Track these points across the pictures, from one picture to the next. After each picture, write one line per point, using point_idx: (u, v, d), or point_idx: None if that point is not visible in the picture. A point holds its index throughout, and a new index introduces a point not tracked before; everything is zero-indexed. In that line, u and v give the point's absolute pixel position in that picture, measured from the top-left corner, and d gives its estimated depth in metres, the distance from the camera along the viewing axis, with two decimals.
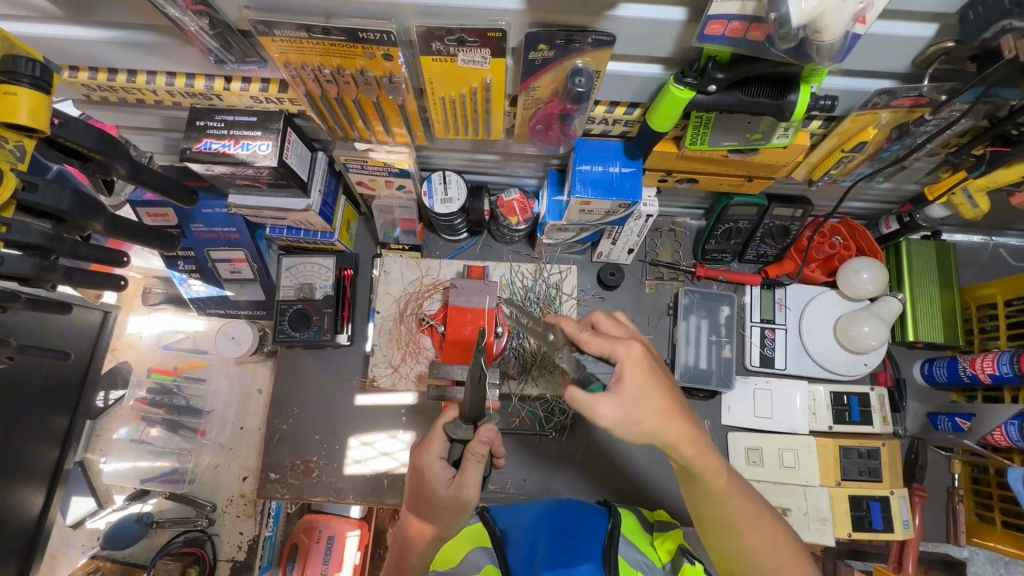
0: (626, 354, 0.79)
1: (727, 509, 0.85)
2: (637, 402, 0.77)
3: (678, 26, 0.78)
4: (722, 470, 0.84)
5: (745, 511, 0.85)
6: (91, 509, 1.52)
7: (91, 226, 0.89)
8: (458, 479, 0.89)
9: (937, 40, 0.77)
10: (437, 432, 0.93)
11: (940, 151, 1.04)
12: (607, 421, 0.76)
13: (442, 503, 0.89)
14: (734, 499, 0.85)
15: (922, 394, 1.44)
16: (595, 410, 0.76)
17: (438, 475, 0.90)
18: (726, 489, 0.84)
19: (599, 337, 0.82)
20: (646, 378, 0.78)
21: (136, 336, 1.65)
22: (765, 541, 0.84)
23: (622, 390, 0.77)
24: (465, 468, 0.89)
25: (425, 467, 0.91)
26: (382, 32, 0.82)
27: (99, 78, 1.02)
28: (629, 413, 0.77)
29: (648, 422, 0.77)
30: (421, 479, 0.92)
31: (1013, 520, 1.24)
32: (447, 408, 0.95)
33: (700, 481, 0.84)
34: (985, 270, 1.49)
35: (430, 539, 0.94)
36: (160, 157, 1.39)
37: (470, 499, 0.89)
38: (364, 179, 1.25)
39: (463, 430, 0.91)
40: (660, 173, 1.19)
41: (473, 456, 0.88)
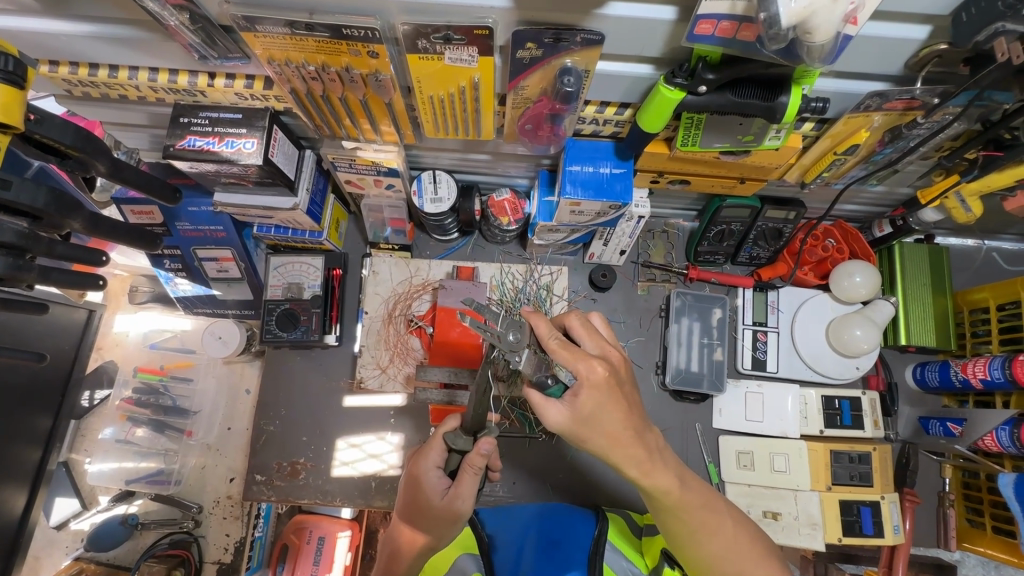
0: (587, 374, 0.76)
1: (686, 523, 0.86)
2: (587, 423, 0.78)
3: (667, 26, 0.76)
4: (675, 485, 0.83)
5: (705, 523, 0.86)
6: (75, 510, 1.50)
7: (69, 224, 0.87)
8: (453, 489, 0.89)
9: (930, 42, 0.75)
10: (437, 441, 0.92)
11: (933, 154, 1.03)
12: (556, 427, 0.79)
13: (434, 510, 0.89)
14: (693, 513, 0.85)
15: (913, 398, 1.44)
16: (545, 416, 0.79)
17: (433, 483, 0.90)
18: (682, 503, 0.84)
19: (569, 350, 0.77)
20: (603, 401, 0.77)
21: (123, 335, 1.63)
22: (730, 541, 0.87)
23: (577, 409, 0.77)
24: (461, 478, 0.88)
25: (421, 474, 0.91)
26: (365, 29, 0.80)
27: (80, 74, 1.00)
28: (578, 428, 0.78)
29: (593, 440, 0.79)
30: (416, 486, 0.92)
31: (1004, 525, 1.23)
32: (450, 419, 0.95)
33: (657, 500, 0.85)
34: (978, 274, 1.48)
35: (420, 549, 0.92)
36: (146, 154, 1.37)
37: (463, 511, 0.88)
38: (352, 178, 1.23)
39: (462, 440, 0.90)
40: (652, 174, 1.18)
41: (468, 467, 0.88)
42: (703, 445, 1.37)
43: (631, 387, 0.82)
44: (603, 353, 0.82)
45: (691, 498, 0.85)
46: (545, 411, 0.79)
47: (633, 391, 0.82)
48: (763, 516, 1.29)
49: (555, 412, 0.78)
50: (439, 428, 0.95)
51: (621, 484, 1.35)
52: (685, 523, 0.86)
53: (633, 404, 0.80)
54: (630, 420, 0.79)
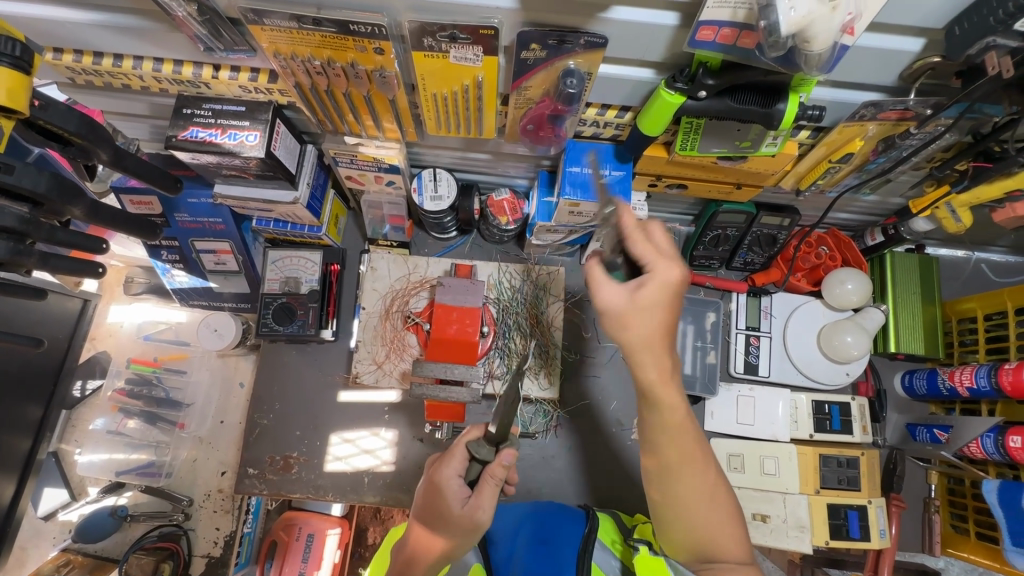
0: (664, 273, 0.77)
1: (667, 454, 0.83)
2: (642, 313, 0.78)
3: (669, 31, 0.78)
4: (679, 417, 0.81)
5: (688, 464, 0.83)
6: (64, 501, 1.49)
7: (70, 211, 0.87)
8: (474, 499, 0.88)
9: (924, 55, 0.78)
10: (459, 449, 0.92)
11: (925, 164, 1.05)
12: (610, 310, 0.79)
13: (454, 519, 0.87)
14: (677, 450, 0.82)
15: (902, 406, 1.46)
16: (600, 292, 0.80)
17: (454, 491, 0.89)
18: (675, 430, 0.82)
19: (651, 245, 0.80)
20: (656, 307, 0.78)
21: (117, 326, 1.62)
22: (707, 495, 0.83)
23: (637, 298, 0.78)
24: (482, 488, 0.89)
25: (443, 481, 0.90)
26: (373, 25, 0.81)
27: (84, 62, 1.00)
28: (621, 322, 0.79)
29: (636, 333, 0.78)
30: (435, 492, 0.91)
31: (988, 532, 1.25)
32: (472, 429, 0.95)
33: (654, 415, 0.82)
34: (966, 284, 1.51)
35: (436, 556, 0.89)
36: (146, 145, 1.37)
37: (483, 522, 0.88)
38: (353, 173, 1.24)
39: (485, 450, 0.90)
40: (650, 177, 1.20)
41: (489, 477, 0.89)
42: None
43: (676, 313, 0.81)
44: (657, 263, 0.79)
45: (686, 433, 0.82)
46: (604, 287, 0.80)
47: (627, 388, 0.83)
48: (752, 518, 1.29)
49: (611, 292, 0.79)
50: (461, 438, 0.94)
51: (613, 484, 1.37)
52: (669, 455, 0.83)
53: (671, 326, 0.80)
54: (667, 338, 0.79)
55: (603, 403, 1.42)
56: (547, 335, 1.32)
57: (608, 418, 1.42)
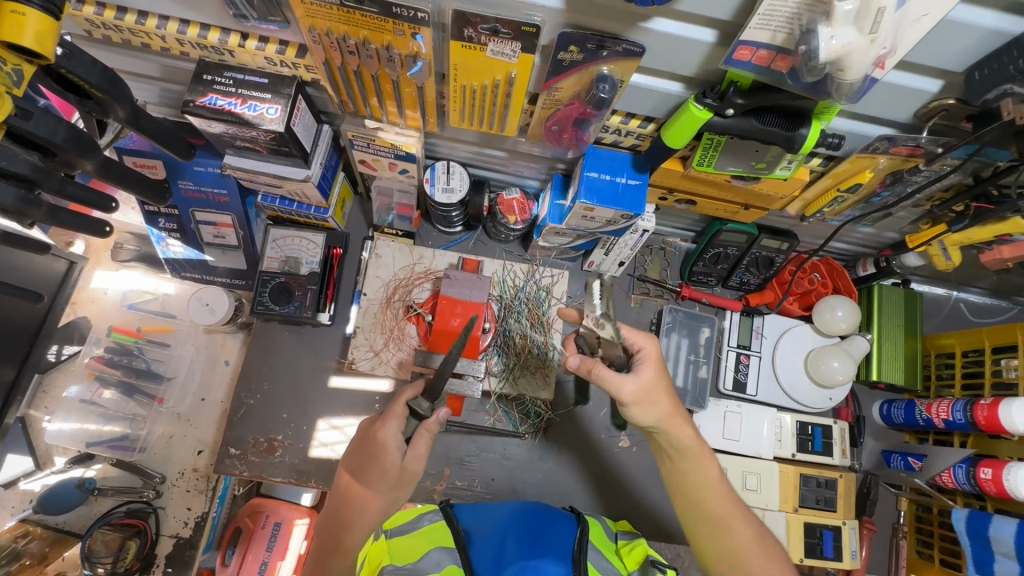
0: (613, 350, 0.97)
1: (707, 502, 0.91)
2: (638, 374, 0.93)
3: (705, 47, 0.80)
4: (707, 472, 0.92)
5: (726, 504, 0.90)
6: (27, 469, 1.42)
7: (81, 164, 0.84)
8: (410, 450, 0.92)
9: (940, 95, 0.82)
10: (399, 407, 0.95)
11: (925, 202, 1.11)
12: (629, 394, 0.91)
13: (392, 473, 0.90)
14: (712, 492, 0.91)
15: (879, 433, 1.51)
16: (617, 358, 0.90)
17: (394, 447, 0.91)
18: (704, 486, 0.92)
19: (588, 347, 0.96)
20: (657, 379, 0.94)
21: (100, 292, 1.57)
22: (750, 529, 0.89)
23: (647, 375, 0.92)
24: (419, 440, 0.93)
25: (385, 436, 0.91)
26: (415, 10, 0.82)
27: (105, 16, 0.97)
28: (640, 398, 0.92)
29: (652, 392, 0.93)
30: (374, 449, 0.91)
31: (952, 559, 1.30)
32: (405, 389, 0.99)
33: (682, 475, 0.93)
34: (946, 321, 1.58)
35: (377, 514, 0.91)
36: (153, 109, 1.33)
37: (418, 472, 0.93)
38: (368, 158, 1.23)
39: (426, 405, 0.95)
40: (661, 190, 1.22)
41: (425, 430, 0.94)
42: None
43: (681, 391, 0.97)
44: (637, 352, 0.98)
45: (711, 485, 0.92)
46: (618, 382, 0.91)
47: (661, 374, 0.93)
48: None
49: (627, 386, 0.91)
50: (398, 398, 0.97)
51: (599, 491, 1.40)
52: (697, 503, 0.91)
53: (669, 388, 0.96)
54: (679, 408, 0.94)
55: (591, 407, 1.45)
56: (546, 337, 1.33)
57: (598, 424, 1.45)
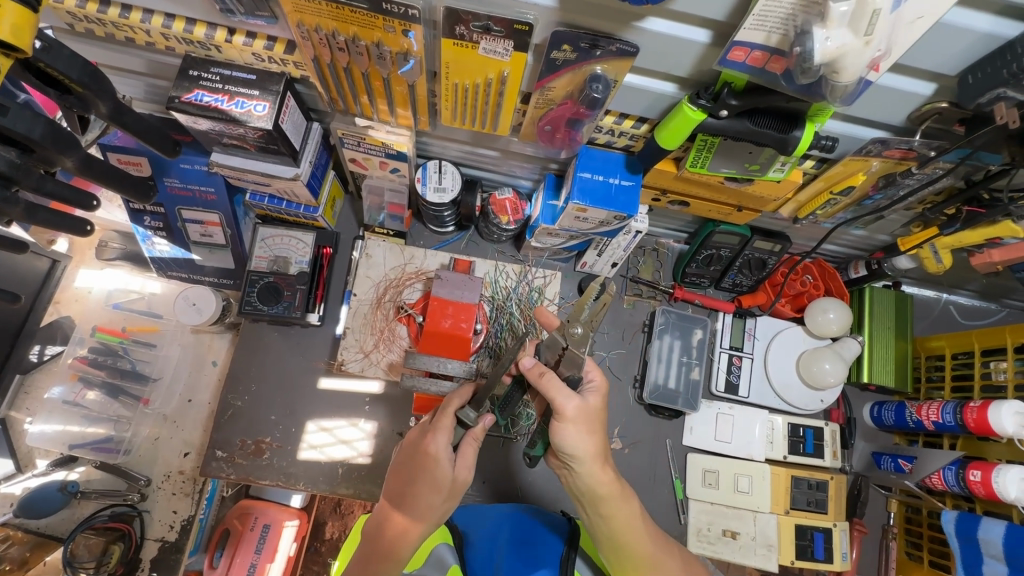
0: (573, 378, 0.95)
1: (638, 550, 0.94)
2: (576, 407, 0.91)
3: (700, 48, 0.79)
4: (635, 518, 0.96)
5: (658, 553, 0.95)
6: (8, 472, 1.39)
7: (60, 161, 0.82)
8: (461, 461, 0.91)
9: (934, 99, 0.81)
10: (447, 418, 0.92)
11: (916, 206, 1.11)
12: (569, 410, 0.89)
13: (445, 485, 0.89)
14: (643, 541, 0.95)
15: (869, 434, 1.52)
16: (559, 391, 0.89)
17: (445, 459, 0.89)
18: (636, 536, 0.95)
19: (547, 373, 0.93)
20: (591, 418, 0.92)
21: (85, 291, 1.54)
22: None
23: (586, 407, 0.91)
24: (468, 450, 0.92)
25: (435, 449, 0.89)
26: (405, 7, 0.80)
27: (88, 9, 0.95)
28: (580, 420, 0.90)
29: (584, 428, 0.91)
30: (425, 462, 0.89)
31: (940, 560, 1.31)
32: (450, 397, 0.95)
33: (611, 526, 0.95)
34: (936, 324, 1.59)
35: (427, 526, 0.89)
36: (138, 105, 1.30)
37: (467, 482, 0.92)
38: (358, 157, 1.21)
39: (472, 415, 0.92)
40: (654, 191, 1.22)
41: (472, 438, 0.93)
42: (671, 460, 1.41)
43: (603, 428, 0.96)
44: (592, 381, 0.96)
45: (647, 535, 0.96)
46: (563, 397, 0.89)
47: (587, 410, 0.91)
48: (722, 534, 1.34)
49: (573, 403, 0.89)
50: (444, 407, 0.95)
51: None
52: (632, 554, 0.94)
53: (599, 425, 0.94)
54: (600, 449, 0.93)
55: None
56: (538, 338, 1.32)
57: None
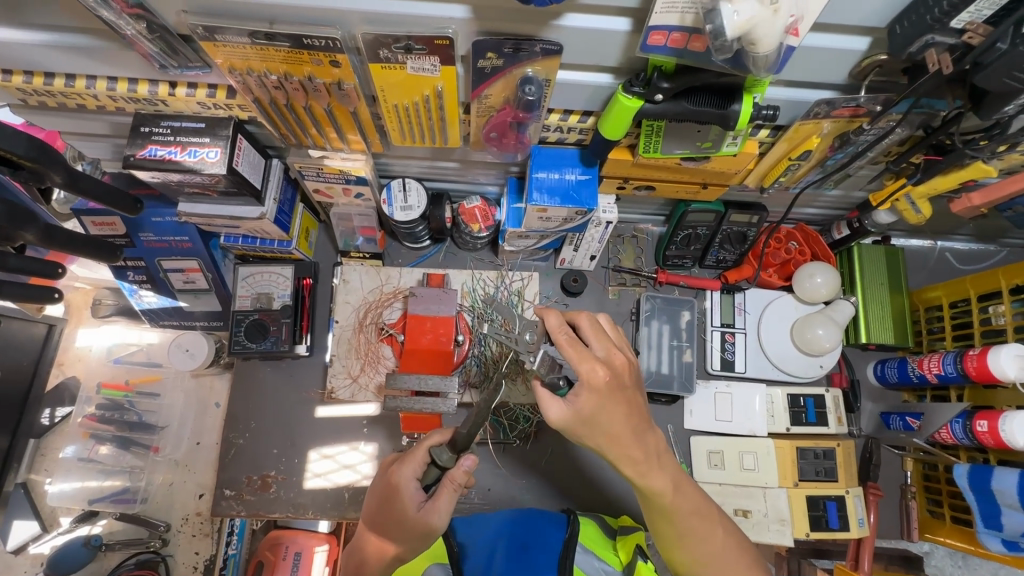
0: (589, 376, 0.81)
1: (666, 504, 0.89)
2: (586, 420, 0.82)
3: (622, 36, 0.79)
4: (669, 488, 0.88)
5: (690, 507, 0.91)
6: (35, 533, 1.43)
7: (21, 236, 0.85)
8: (429, 503, 0.86)
9: (870, 53, 0.79)
10: (420, 452, 0.90)
11: (881, 159, 1.08)
12: (556, 424, 0.83)
13: (406, 523, 0.86)
14: (674, 497, 0.89)
15: (875, 395, 1.48)
16: (547, 412, 0.83)
17: (409, 495, 0.87)
18: (675, 508, 0.89)
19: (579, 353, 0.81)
20: (604, 404, 0.81)
21: (85, 350, 1.59)
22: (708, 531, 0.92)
23: (579, 411, 0.82)
24: (439, 492, 0.87)
25: (398, 482, 0.88)
26: (326, 38, 0.81)
27: (35, 83, 0.98)
28: (579, 427, 0.83)
29: (600, 426, 0.83)
30: (390, 494, 0.89)
31: (962, 515, 1.28)
32: (435, 432, 0.92)
33: (653, 500, 0.89)
34: (933, 273, 1.55)
35: (387, 561, 0.89)
36: (107, 165, 1.34)
37: (436, 527, 0.86)
38: (321, 186, 1.23)
39: (447, 456, 0.87)
40: (617, 180, 1.20)
41: (449, 482, 0.87)
42: (675, 446, 1.39)
43: (635, 390, 0.86)
44: (607, 357, 0.85)
45: (684, 504, 0.90)
46: (547, 406, 0.83)
47: (636, 390, 0.86)
48: (734, 513, 1.31)
49: (556, 409, 0.82)
50: (423, 440, 0.92)
51: (598, 488, 1.37)
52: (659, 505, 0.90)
53: (637, 411, 0.85)
54: (630, 420, 0.84)
55: None
56: None
57: None
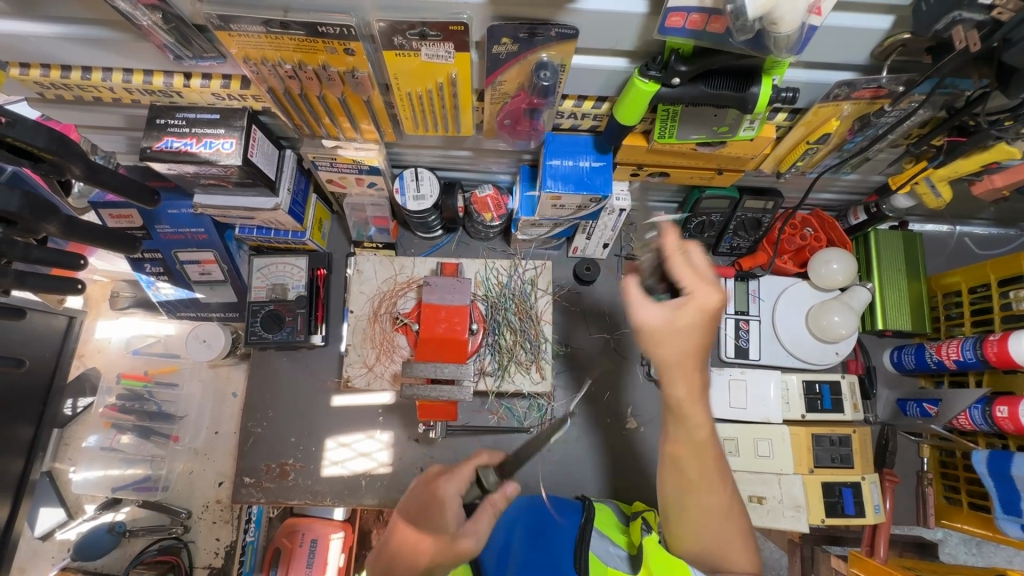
0: (703, 296, 0.81)
1: (685, 452, 0.83)
2: (675, 332, 0.81)
3: (639, 19, 0.78)
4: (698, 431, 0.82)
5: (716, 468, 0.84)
6: (60, 520, 1.46)
7: (44, 227, 0.87)
8: (469, 523, 0.83)
9: (894, 32, 0.78)
10: (468, 469, 0.93)
11: (902, 142, 1.06)
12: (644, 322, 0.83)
13: (443, 527, 0.84)
14: (696, 448, 0.83)
15: (892, 381, 1.48)
16: (639, 314, 0.84)
17: (454, 508, 0.88)
18: (691, 456, 0.83)
19: (691, 269, 0.83)
20: (698, 324, 0.81)
21: (104, 342, 1.61)
22: (721, 497, 0.83)
23: (675, 320, 0.81)
24: (481, 513, 0.85)
25: (445, 492, 0.89)
26: (341, 26, 0.81)
27: (51, 76, 0.99)
28: (665, 334, 0.82)
29: (677, 347, 0.81)
30: (433, 505, 0.89)
31: (979, 501, 1.27)
32: (481, 456, 0.98)
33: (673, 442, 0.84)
34: (951, 259, 1.52)
35: (418, 570, 0.81)
36: (123, 158, 1.35)
37: (467, 550, 0.80)
38: (334, 177, 1.23)
39: (493, 478, 0.93)
40: (631, 167, 1.18)
41: (491, 505, 0.87)
42: None
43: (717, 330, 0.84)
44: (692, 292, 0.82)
45: (701, 461, 0.83)
46: (643, 309, 0.84)
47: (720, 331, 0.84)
48: (749, 500, 1.31)
49: (651, 314, 0.83)
50: (469, 461, 0.97)
51: (611, 476, 1.38)
52: (679, 452, 0.84)
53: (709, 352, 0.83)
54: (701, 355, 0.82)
55: (597, 394, 1.42)
56: (537, 329, 1.32)
57: (601, 410, 1.42)
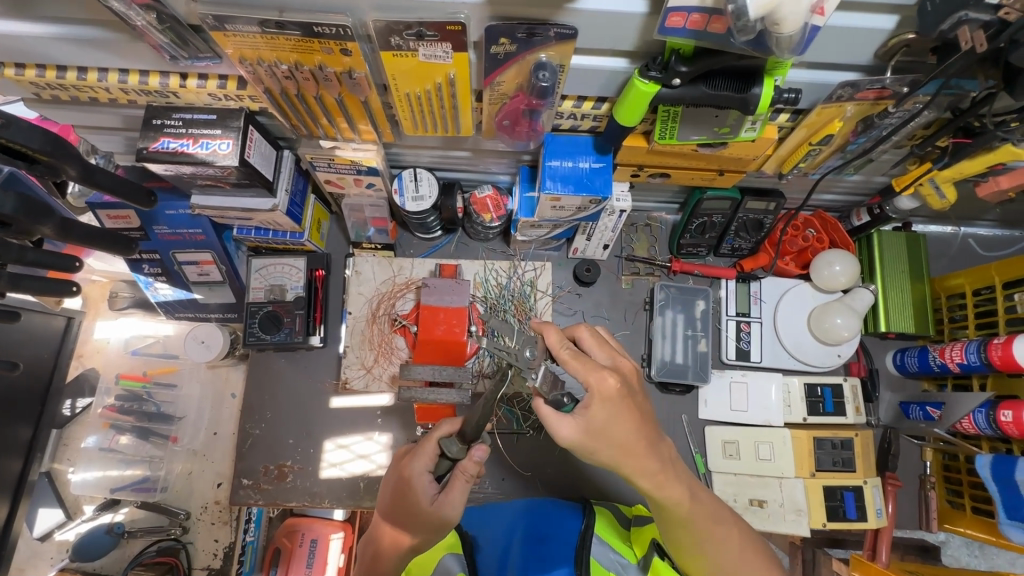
0: (599, 385, 0.80)
1: (680, 514, 0.88)
2: (599, 434, 0.80)
3: (639, 19, 0.77)
4: (685, 498, 0.87)
5: (708, 530, 0.90)
6: (59, 520, 1.46)
7: (38, 229, 0.86)
8: (442, 495, 0.87)
9: (898, 32, 0.76)
10: (430, 444, 0.90)
11: (906, 143, 1.05)
12: (567, 442, 0.80)
13: (421, 513, 0.86)
14: (692, 509, 0.88)
15: (894, 384, 1.46)
16: (558, 431, 0.81)
17: (423, 487, 0.88)
18: (692, 517, 0.88)
19: (580, 361, 0.81)
20: (614, 413, 0.80)
21: (103, 342, 1.61)
22: (728, 543, 0.91)
23: (590, 423, 0.80)
24: (452, 483, 0.87)
25: (411, 475, 0.89)
26: (336, 26, 0.80)
27: (47, 76, 0.98)
28: (590, 441, 0.81)
29: (607, 446, 0.81)
30: (403, 487, 0.90)
31: (982, 506, 1.27)
32: (444, 423, 0.93)
33: (665, 508, 0.88)
34: (955, 260, 1.51)
35: (403, 551, 0.90)
36: (121, 158, 1.34)
37: (450, 518, 0.86)
38: (332, 177, 1.22)
39: (457, 447, 0.87)
40: (631, 168, 1.17)
41: (461, 473, 0.87)
42: (689, 436, 1.39)
43: (642, 396, 0.85)
44: (615, 363, 0.85)
45: (700, 513, 0.89)
46: (556, 424, 0.81)
47: (644, 399, 0.85)
48: (749, 503, 1.31)
49: (566, 424, 0.80)
50: (432, 431, 0.92)
51: (611, 478, 1.37)
52: (674, 515, 0.88)
53: (648, 422, 0.84)
54: (643, 430, 0.82)
55: None
56: None
57: None
